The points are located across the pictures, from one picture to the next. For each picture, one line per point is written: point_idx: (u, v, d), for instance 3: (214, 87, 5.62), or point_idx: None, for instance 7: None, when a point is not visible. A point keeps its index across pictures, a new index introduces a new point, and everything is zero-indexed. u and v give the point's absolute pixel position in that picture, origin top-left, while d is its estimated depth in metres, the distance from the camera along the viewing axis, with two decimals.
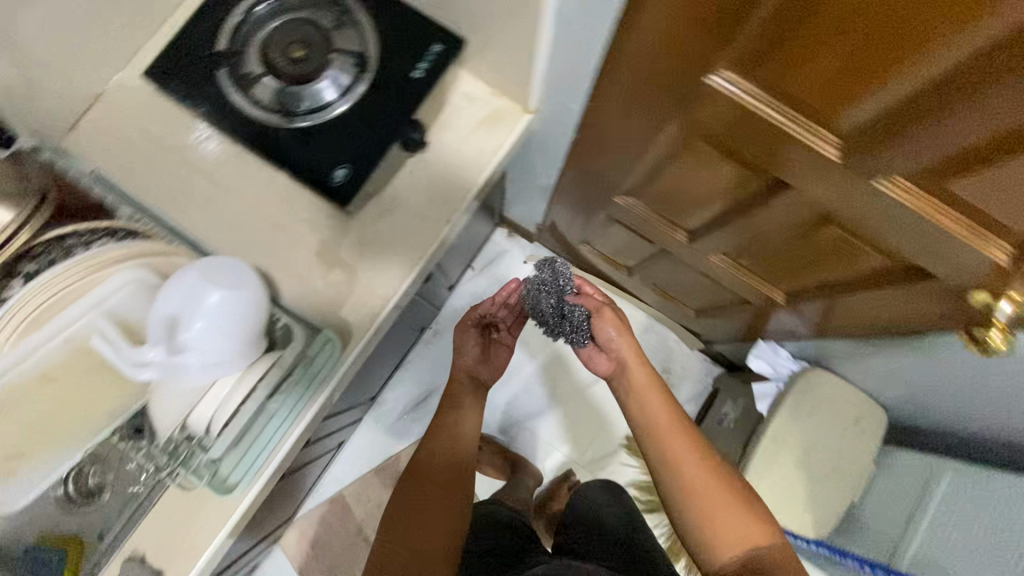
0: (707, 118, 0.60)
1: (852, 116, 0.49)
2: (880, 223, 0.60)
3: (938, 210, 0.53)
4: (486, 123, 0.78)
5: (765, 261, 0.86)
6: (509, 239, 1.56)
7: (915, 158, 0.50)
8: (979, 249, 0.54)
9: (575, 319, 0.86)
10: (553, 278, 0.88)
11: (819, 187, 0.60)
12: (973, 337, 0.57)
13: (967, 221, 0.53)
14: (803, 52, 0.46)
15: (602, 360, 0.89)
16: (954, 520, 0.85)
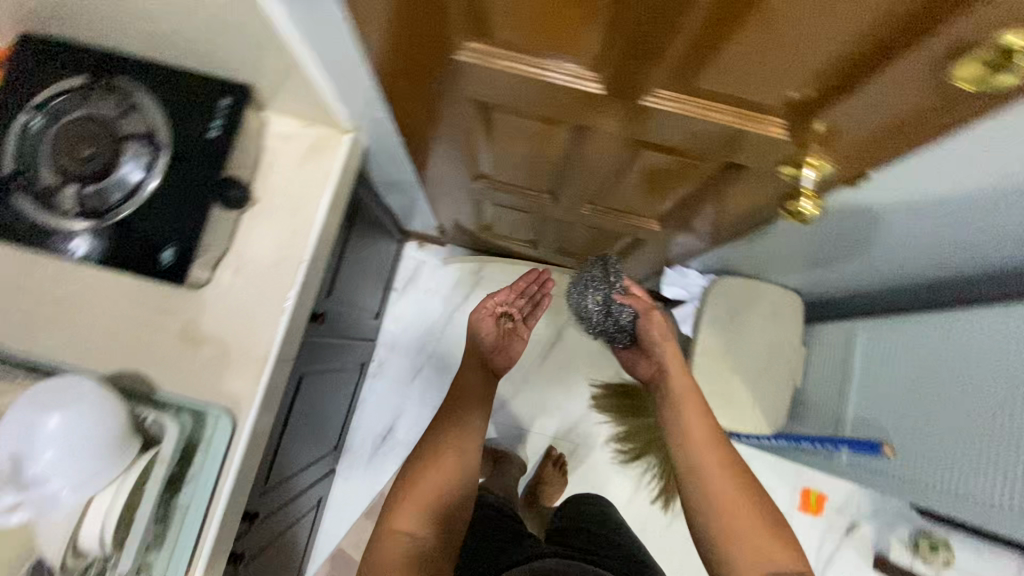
0: (490, 90, 0.61)
1: (585, 51, 0.51)
2: (676, 135, 0.61)
3: (710, 109, 0.55)
4: (309, 155, 0.78)
5: (624, 197, 0.88)
6: (421, 250, 1.56)
7: (656, 71, 0.51)
8: (758, 132, 0.56)
9: (622, 319, 1.01)
10: (602, 277, 1.03)
11: (612, 121, 0.61)
12: (789, 209, 0.60)
13: (739, 110, 0.54)
14: (506, 10, 0.48)
15: (645, 362, 1.04)
16: (876, 374, 0.90)
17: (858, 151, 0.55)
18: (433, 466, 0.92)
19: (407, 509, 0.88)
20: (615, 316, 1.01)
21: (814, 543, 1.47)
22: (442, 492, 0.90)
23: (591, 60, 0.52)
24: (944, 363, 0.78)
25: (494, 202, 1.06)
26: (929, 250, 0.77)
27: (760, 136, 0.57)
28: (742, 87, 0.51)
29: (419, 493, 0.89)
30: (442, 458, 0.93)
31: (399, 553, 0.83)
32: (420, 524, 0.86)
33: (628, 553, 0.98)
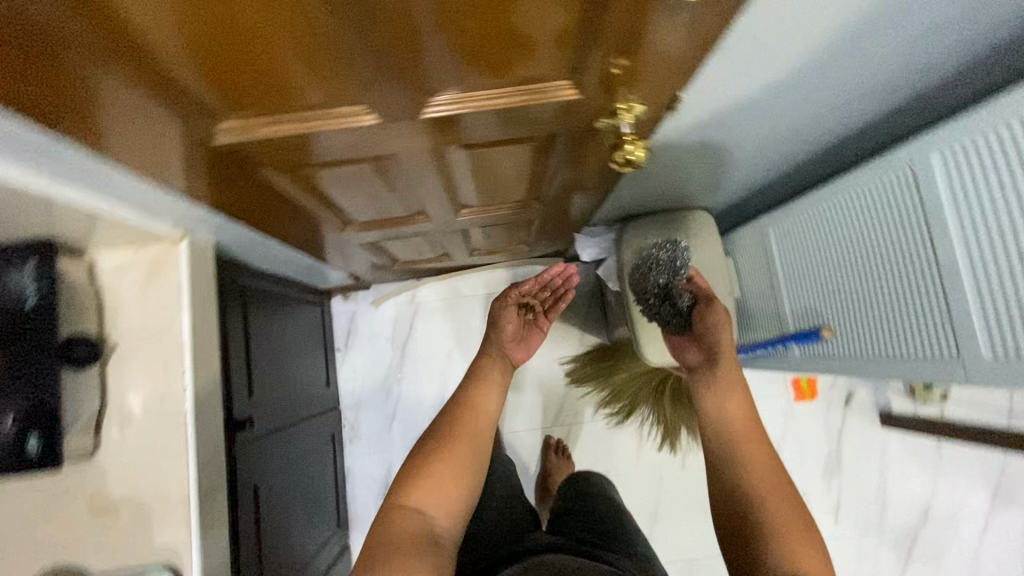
0: (289, 151, 0.57)
1: (338, 93, 0.48)
2: (485, 130, 0.58)
3: (499, 93, 0.51)
4: (151, 278, 0.73)
5: (493, 193, 0.85)
6: (349, 300, 1.51)
7: (416, 87, 0.48)
8: (551, 100, 0.53)
9: (681, 300, 0.91)
10: (670, 263, 1.00)
11: (422, 139, 0.58)
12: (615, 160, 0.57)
13: (529, 83, 0.51)
14: (235, 84, 0.44)
15: (694, 352, 0.84)
16: (793, 262, 0.91)
17: (656, 78, 0.53)
18: (450, 449, 0.86)
19: (424, 490, 0.81)
20: (675, 297, 0.93)
21: (817, 422, 1.51)
22: (460, 474, 0.84)
23: (356, 92, 0.48)
24: (845, 230, 0.78)
25: (380, 237, 1.02)
26: (789, 134, 0.75)
27: (557, 101, 0.54)
28: (514, 61, 0.47)
29: (437, 474, 0.83)
30: (458, 443, 0.87)
31: (412, 528, 0.77)
32: (435, 504, 0.81)
33: (622, 539, 0.94)
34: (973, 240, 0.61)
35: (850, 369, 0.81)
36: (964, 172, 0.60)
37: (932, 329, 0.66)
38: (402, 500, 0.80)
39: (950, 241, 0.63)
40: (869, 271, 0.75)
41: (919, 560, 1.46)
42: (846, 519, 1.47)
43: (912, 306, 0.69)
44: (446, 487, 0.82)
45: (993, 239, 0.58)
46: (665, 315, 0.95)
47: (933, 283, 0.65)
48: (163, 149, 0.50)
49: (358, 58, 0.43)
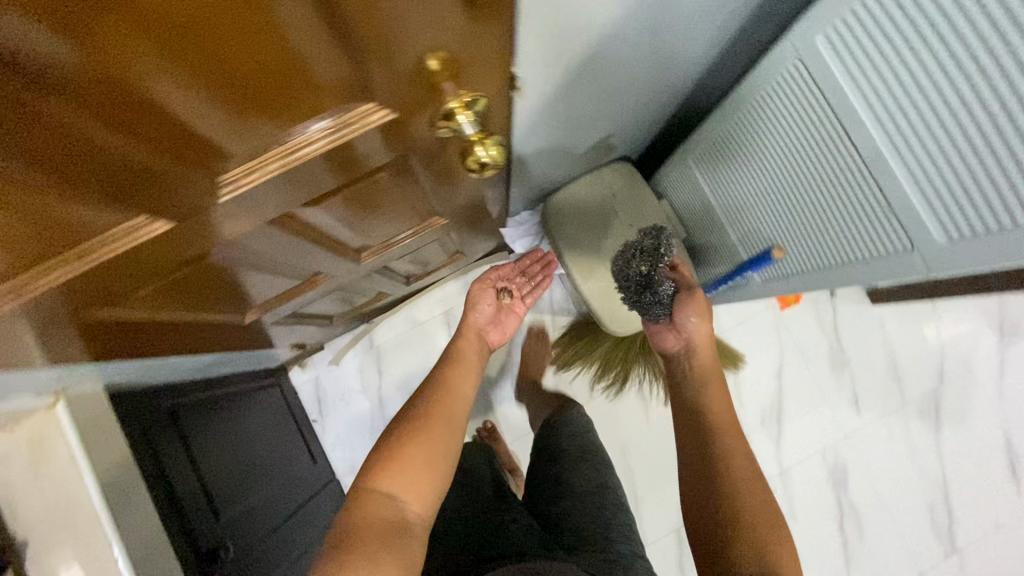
0: (114, 279, 0.48)
1: (99, 216, 0.39)
2: (313, 184, 0.49)
3: (306, 138, 0.42)
4: (38, 456, 0.65)
5: (385, 228, 0.77)
6: (307, 368, 1.42)
7: (187, 178, 0.39)
8: (360, 130, 0.44)
9: (662, 288, 0.92)
10: (652, 248, 0.97)
11: (254, 216, 0.49)
12: (465, 168, 0.48)
13: (337, 115, 0.42)
14: None
15: (671, 340, 0.88)
16: (724, 188, 0.87)
17: (477, 63, 0.44)
18: (422, 433, 0.77)
19: (394, 473, 0.73)
20: (656, 284, 0.93)
21: (809, 324, 1.47)
22: (434, 460, 0.76)
23: (140, 200, 0.39)
24: (761, 140, 0.74)
25: (297, 305, 0.94)
26: (664, 52, 0.68)
27: (376, 123, 0.45)
28: (296, 100, 0.38)
29: (409, 457, 0.74)
30: (432, 427, 0.79)
31: (383, 516, 0.68)
32: (407, 489, 0.72)
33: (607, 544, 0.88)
34: (887, 116, 0.57)
35: (813, 281, 0.78)
36: (853, 51, 0.56)
37: (878, 218, 0.63)
38: (370, 484, 0.71)
39: (865, 123, 0.59)
40: (797, 177, 0.71)
41: (948, 420, 1.43)
42: (869, 406, 1.43)
43: (853, 198, 0.65)
44: (419, 472, 0.74)
45: (906, 110, 0.54)
46: (646, 303, 0.94)
47: (863, 171, 0.62)
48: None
49: (104, 166, 0.35)
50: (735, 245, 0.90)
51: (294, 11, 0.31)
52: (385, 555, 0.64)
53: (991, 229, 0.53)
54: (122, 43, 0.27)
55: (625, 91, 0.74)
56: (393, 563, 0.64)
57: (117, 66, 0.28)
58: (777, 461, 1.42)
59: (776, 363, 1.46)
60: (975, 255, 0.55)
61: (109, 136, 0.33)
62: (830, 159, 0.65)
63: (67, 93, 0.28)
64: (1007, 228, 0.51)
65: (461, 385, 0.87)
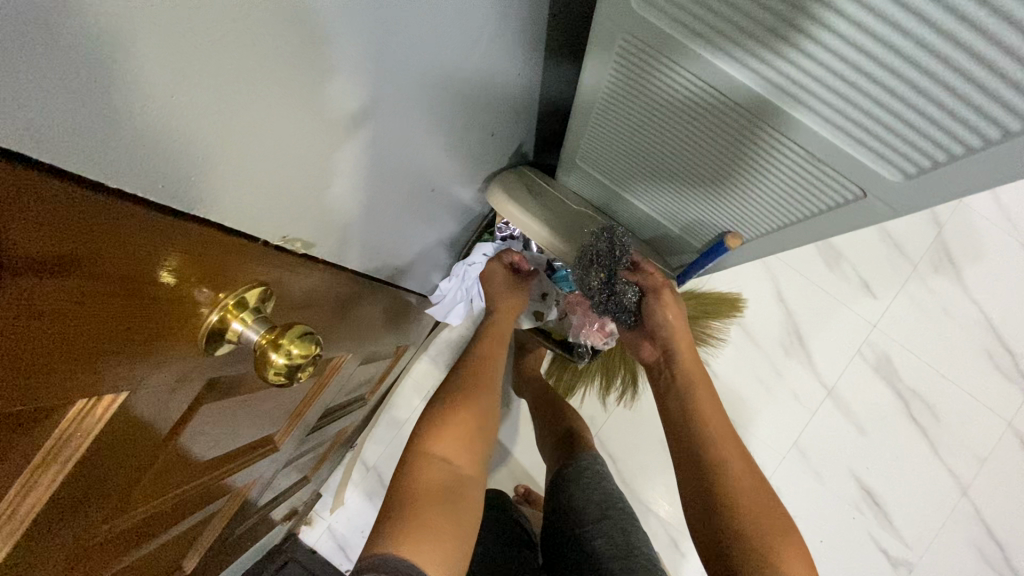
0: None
1: None
2: (101, 491, 0.36)
3: (24, 489, 0.29)
4: None
5: (285, 408, 0.64)
6: (315, 521, 1.29)
7: None
8: (90, 431, 0.31)
9: (626, 297, 0.87)
10: (610, 253, 0.85)
11: (48, 560, 0.35)
12: (260, 378, 0.35)
13: (44, 444, 0.29)
14: None
15: (648, 347, 0.88)
16: (638, 174, 0.77)
17: (179, 265, 0.31)
18: (468, 399, 0.78)
19: (445, 439, 0.72)
20: (619, 292, 0.87)
21: None
22: (481, 419, 0.77)
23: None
24: (635, 124, 0.66)
25: (247, 504, 0.81)
26: (467, 68, 0.56)
27: (107, 406, 0.31)
28: None
29: (459, 422, 0.74)
30: (476, 391, 0.80)
31: (438, 482, 0.67)
32: (456, 453, 0.72)
33: None
34: (757, 63, 0.47)
35: (786, 237, 0.69)
36: (678, 10, 0.47)
37: (810, 167, 0.54)
38: (422, 446, 0.71)
39: (735, 79, 0.49)
40: (700, 144, 0.61)
41: (964, 260, 1.32)
42: (880, 284, 1.32)
43: (770, 155, 0.56)
44: (467, 437, 0.74)
45: (771, 53, 0.45)
46: (612, 312, 0.89)
47: (760, 124, 0.52)
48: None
49: None
50: (690, 225, 0.81)
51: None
52: (436, 517, 0.63)
53: (974, 145, 0.42)
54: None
55: (453, 126, 0.64)
56: (444, 527, 0.62)
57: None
58: (819, 382, 1.31)
59: (771, 286, 1.35)
60: (955, 180, 0.46)
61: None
62: (723, 126, 0.56)
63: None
64: (995, 139, 0.41)
65: (492, 351, 0.88)
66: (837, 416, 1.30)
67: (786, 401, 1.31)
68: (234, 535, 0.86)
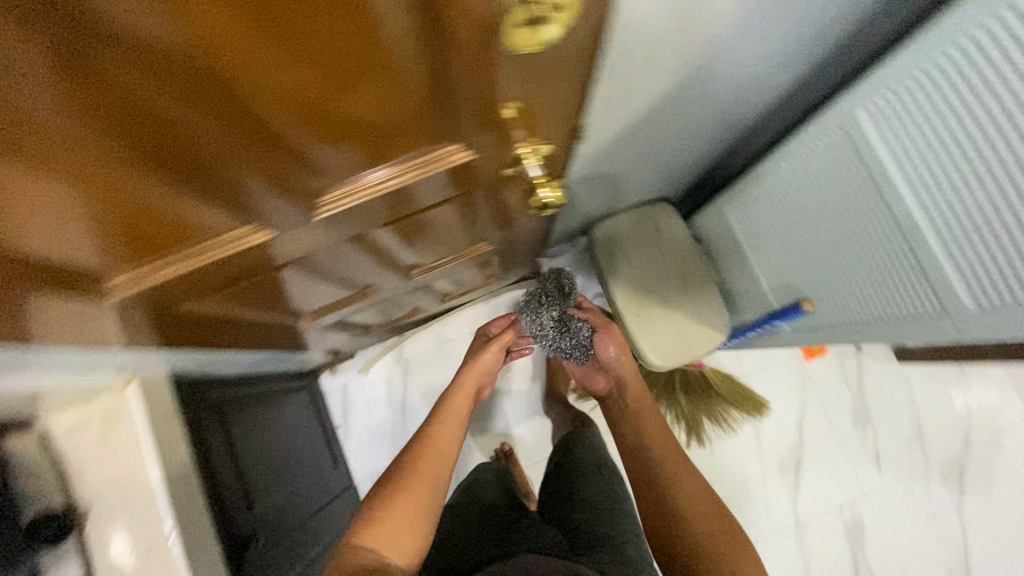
0: (78, 270, 0.42)
1: (205, 204, 0.42)
2: (396, 209, 0.57)
3: (413, 168, 0.49)
4: (111, 429, 0.70)
5: (438, 252, 0.85)
6: (337, 374, 1.48)
7: (307, 167, 0.43)
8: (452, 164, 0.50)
9: (580, 333, 0.97)
10: (559, 292, 0.97)
11: (274, 205, 0.46)
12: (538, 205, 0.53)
13: (439, 149, 0.48)
14: (98, 222, 0.38)
15: (602, 380, 1.04)
16: (763, 235, 0.93)
17: (553, 123, 0.49)
18: (416, 474, 0.81)
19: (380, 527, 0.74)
20: (574, 327, 0.97)
21: (833, 375, 1.47)
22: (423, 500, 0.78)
23: (158, 174, 0.36)
24: (789, 194, 0.83)
25: (340, 312, 0.99)
26: (729, 102, 0.72)
27: (455, 163, 0.50)
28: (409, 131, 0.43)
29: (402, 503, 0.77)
30: (422, 464, 0.82)
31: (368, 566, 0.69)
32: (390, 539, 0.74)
33: (607, 540, 0.86)
34: (925, 180, 0.63)
35: (852, 332, 0.84)
36: (897, 122, 0.63)
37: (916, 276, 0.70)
38: (357, 538, 0.74)
39: (899, 185, 0.66)
40: (837, 228, 0.78)
41: (972, 488, 1.40)
42: (889, 465, 1.42)
43: (889, 254, 0.72)
44: (407, 523, 0.75)
45: (937, 176, 0.61)
46: (565, 349, 0.99)
47: (900, 232, 0.68)
48: (50, 306, 0.43)
49: (244, 171, 0.40)
50: (778, 289, 0.96)
51: (433, 78, 0.37)
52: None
53: None
54: (266, 75, 0.31)
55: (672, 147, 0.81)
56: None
57: (257, 75, 0.31)
58: (792, 513, 1.41)
59: (798, 412, 1.45)
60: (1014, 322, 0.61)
61: (193, 136, 0.34)
62: (864, 221, 0.73)
63: (187, 89, 0.29)
64: None
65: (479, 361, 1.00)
66: (792, 549, 1.39)
67: (757, 513, 1.41)
68: (310, 331, 1.03)
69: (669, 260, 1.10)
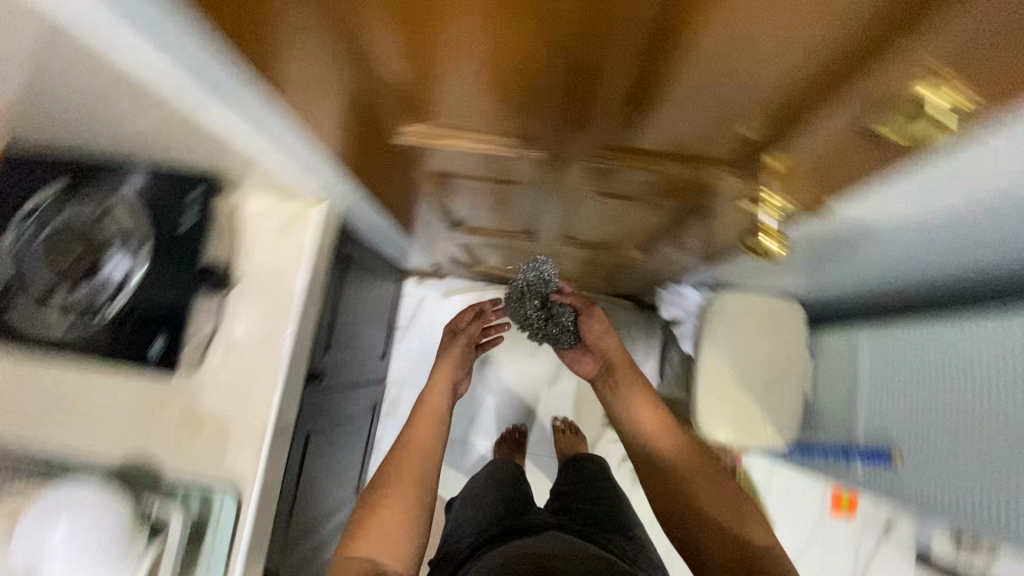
0: (380, 79, 0.49)
1: (512, 102, 0.49)
2: (628, 179, 0.66)
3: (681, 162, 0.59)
4: (288, 229, 0.81)
5: (600, 232, 0.92)
6: (421, 285, 1.59)
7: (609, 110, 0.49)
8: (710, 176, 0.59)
9: (562, 318, 1.04)
10: (538, 282, 1.05)
11: (543, 114, 0.51)
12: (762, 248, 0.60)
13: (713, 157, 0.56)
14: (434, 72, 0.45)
15: (589, 364, 1.06)
16: (883, 379, 0.90)
17: (819, 181, 0.54)
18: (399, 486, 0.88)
19: (370, 539, 0.82)
20: (556, 314, 1.04)
21: (847, 540, 1.44)
22: (406, 510, 0.85)
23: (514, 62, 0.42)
24: (939, 360, 0.79)
25: (480, 236, 1.07)
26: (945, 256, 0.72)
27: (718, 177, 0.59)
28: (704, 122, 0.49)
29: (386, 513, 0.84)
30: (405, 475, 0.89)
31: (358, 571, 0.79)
32: (381, 550, 0.81)
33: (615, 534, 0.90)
34: None
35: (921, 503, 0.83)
36: None
37: (1008, 495, 0.67)
38: (351, 548, 0.82)
39: None
40: (966, 415, 0.74)
41: None
42: None
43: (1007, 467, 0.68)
44: (393, 531, 0.83)
45: None
46: (554, 333, 1.06)
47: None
48: (351, 85, 0.50)
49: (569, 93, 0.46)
50: (869, 428, 0.93)
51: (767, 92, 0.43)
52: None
53: None
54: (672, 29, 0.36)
55: (857, 265, 0.82)
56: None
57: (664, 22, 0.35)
58: None
59: (795, 552, 1.44)
60: None
61: (571, 44, 0.39)
62: (1004, 427, 0.69)
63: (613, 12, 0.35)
64: None
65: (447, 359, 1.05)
66: None
67: None
68: (443, 237, 1.12)
69: (770, 354, 1.08)
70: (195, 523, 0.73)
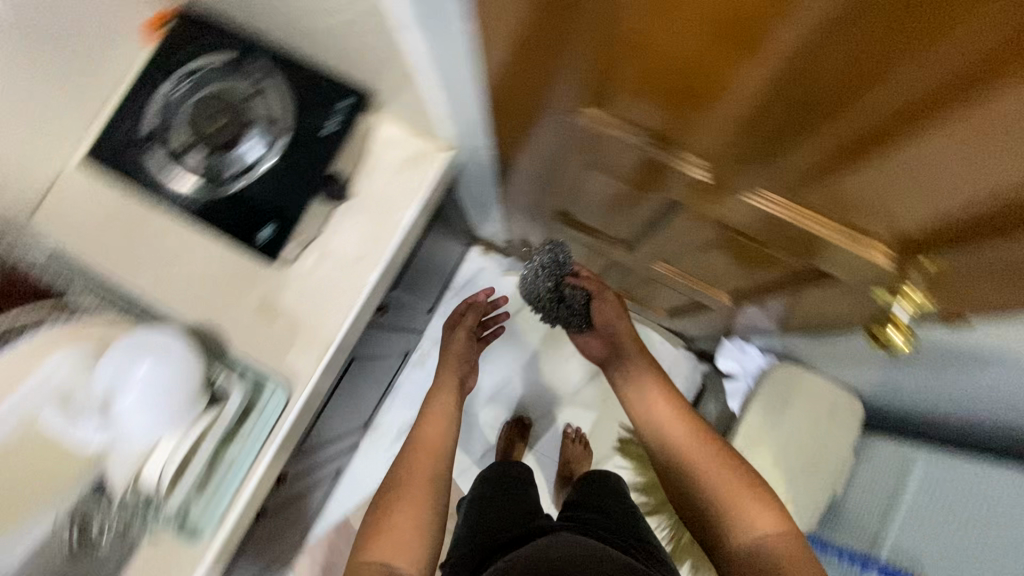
0: (591, 47, 0.50)
1: (704, 112, 0.50)
2: (763, 227, 0.64)
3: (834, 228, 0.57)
4: (410, 163, 0.83)
5: (696, 265, 0.91)
6: (485, 257, 1.60)
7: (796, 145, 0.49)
8: (859, 254, 0.57)
9: (573, 300, 1.08)
10: (554, 265, 1.12)
11: (725, 132, 0.51)
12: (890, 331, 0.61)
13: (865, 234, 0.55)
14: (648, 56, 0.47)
15: (597, 346, 1.06)
16: (935, 509, 0.87)
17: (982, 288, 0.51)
18: (411, 492, 0.84)
19: (382, 540, 0.79)
20: (567, 296, 1.08)
21: None
22: (417, 512, 0.82)
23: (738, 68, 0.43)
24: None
25: (571, 230, 1.07)
26: None
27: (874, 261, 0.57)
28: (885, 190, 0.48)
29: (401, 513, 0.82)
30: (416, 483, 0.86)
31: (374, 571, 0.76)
32: (396, 550, 0.78)
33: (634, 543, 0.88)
34: None
35: None
36: None
37: None
38: (366, 553, 0.79)
39: None
40: None
41: None
42: None
43: None
44: (407, 532, 0.80)
45: None
46: (565, 314, 1.10)
47: None
48: (554, 41, 0.51)
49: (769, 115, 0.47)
50: (898, 549, 0.89)
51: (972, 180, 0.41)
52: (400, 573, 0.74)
53: None
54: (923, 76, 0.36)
55: (948, 379, 0.79)
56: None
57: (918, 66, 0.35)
58: None
59: None
60: None
61: (805, 66, 0.40)
62: None
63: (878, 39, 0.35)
64: None
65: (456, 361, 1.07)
66: None
67: None
68: (535, 219, 1.13)
69: (817, 443, 1.07)
70: (243, 411, 0.74)
